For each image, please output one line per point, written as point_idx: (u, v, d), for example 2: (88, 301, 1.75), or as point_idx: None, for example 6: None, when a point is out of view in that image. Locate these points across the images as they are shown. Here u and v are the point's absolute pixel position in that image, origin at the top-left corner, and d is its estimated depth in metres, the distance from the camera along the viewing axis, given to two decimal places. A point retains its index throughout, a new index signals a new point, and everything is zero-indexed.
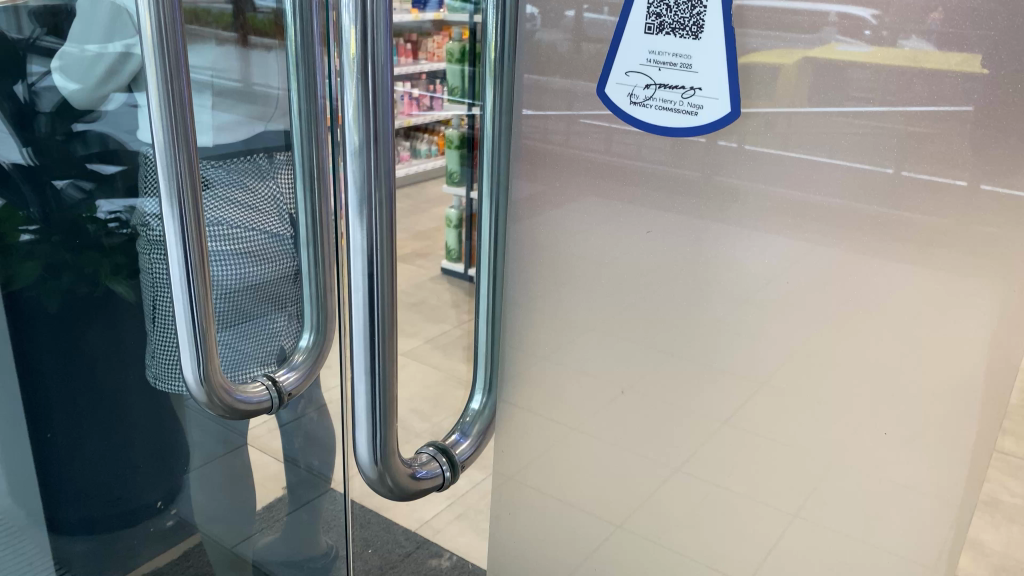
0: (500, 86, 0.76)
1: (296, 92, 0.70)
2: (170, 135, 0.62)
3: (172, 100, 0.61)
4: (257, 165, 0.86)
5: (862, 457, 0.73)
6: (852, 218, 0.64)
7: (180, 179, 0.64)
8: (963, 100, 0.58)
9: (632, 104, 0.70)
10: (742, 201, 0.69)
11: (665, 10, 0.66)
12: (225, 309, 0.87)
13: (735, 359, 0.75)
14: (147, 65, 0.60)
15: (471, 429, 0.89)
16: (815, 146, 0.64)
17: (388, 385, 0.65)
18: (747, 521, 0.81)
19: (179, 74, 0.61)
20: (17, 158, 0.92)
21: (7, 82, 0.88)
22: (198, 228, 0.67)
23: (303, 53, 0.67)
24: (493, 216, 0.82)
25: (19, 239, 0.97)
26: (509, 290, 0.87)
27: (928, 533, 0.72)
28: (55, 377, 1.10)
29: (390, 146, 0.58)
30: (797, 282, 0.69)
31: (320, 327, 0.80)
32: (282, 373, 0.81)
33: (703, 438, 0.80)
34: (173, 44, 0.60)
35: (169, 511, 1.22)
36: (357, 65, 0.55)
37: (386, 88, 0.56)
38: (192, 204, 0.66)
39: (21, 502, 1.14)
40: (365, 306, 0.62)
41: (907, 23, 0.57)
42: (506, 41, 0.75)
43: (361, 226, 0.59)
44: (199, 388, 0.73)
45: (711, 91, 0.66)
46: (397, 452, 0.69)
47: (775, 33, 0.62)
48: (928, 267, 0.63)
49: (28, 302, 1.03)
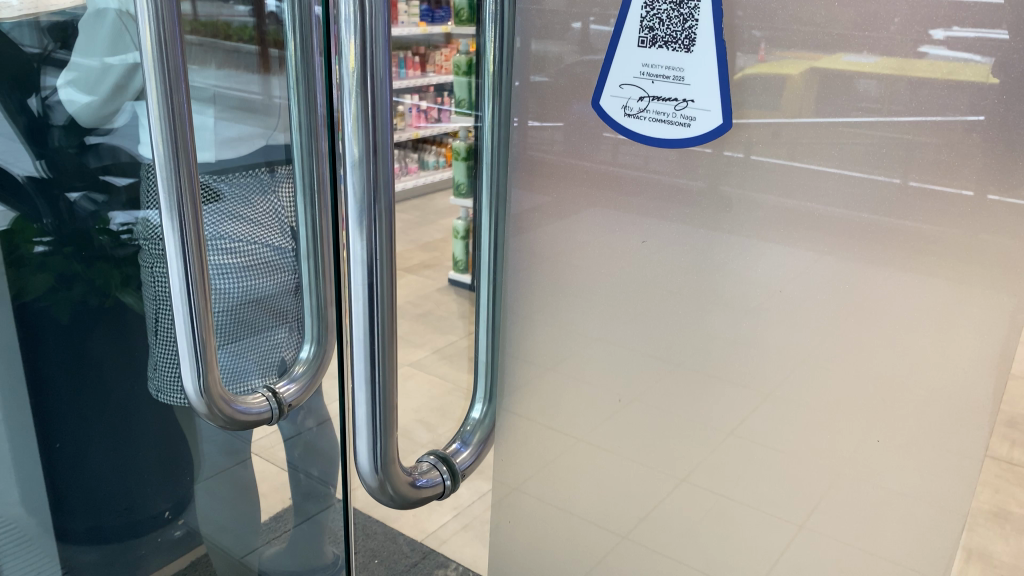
0: (500, 95, 0.77)
1: (297, 104, 0.72)
2: (170, 147, 0.63)
3: (173, 114, 0.62)
4: (258, 180, 0.84)
5: (868, 469, 0.72)
6: (857, 228, 0.65)
7: (181, 198, 0.65)
8: (973, 111, 0.58)
9: (626, 116, 0.71)
10: (739, 210, 0.69)
11: (657, 23, 0.67)
12: (226, 322, 0.84)
13: (741, 370, 0.75)
14: (148, 79, 0.61)
15: (471, 438, 0.90)
16: (819, 156, 0.64)
17: (388, 393, 0.65)
18: (751, 531, 0.82)
19: (180, 88, 0.62)
20: (32, 171, 0.96)
21: (23, 95, 0.92)
22: (199, 239, 0.67)
23: (303, 65, 0.69)
24: (492, 227, 0.83)
25: (33, 250, 1.01)
26: (509, 300, 0.88)
27: (931, 543, 0.72)
28: (64, 386, 1.12)
29: (390, 158, 0.59)
30: (800, 292, 0.69)
31: (319, 339, 0.80)
32: (281, 385, 0.82)
33: (710, 448, 0.80)
34: (174, 59, 0.61)
35: (177, 522, 1.17)
36: (356, 76, 0.56)
37: (387, 104, 0.57)
38: (194, 219, 0.67)
39: (32, 511, 1.21)
40: (365, 317, 0.62)
41: (914, 34, 0.58)
42: (504, 55, 0.75)
43: (361, 238, 0.60)
44: (200, 399, 0.74)
45: (704, 104, 0.67)
46: (397, 460, 0.70)
47: (778, 44, 0.62)
48: (933, 277, 0.63)
49: (37, 314, 1.06)
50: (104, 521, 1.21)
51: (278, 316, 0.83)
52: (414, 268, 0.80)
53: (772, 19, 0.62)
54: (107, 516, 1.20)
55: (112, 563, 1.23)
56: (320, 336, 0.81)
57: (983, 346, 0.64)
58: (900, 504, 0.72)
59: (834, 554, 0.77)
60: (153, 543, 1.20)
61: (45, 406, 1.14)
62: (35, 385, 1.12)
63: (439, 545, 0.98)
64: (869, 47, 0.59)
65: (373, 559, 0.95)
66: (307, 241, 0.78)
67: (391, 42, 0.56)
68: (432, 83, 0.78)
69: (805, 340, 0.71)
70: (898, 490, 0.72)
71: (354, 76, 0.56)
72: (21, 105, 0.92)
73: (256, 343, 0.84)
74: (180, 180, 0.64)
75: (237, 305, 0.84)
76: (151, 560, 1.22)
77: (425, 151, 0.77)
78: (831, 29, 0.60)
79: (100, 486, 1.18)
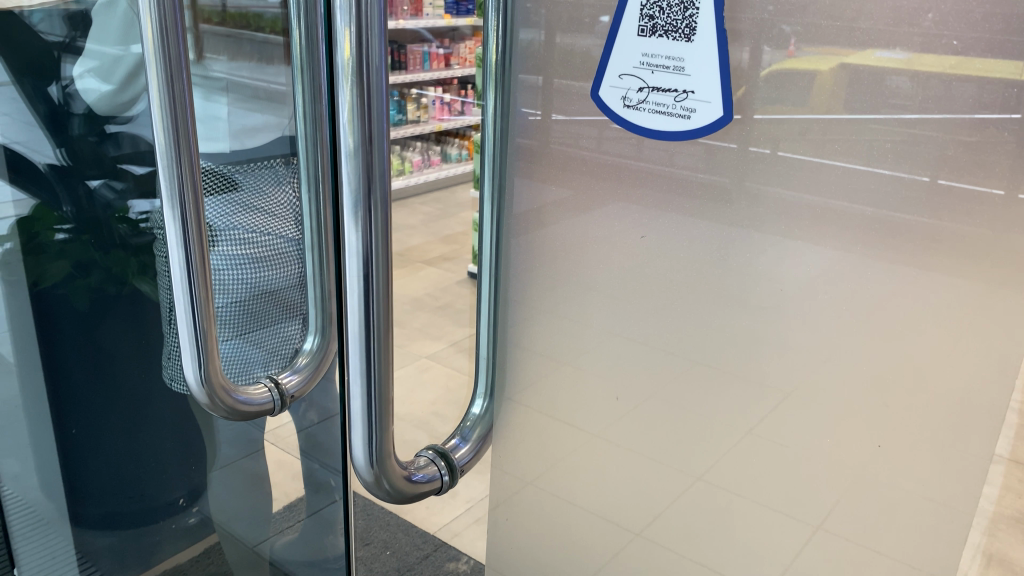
0: (501, 86, 0.78)
1: (303, 96, 0.72)
2: (170, 132, 0.63)
3: (173, 100, 0.62)
4: (274, 170, 0.83)
5: (889, 472, 0.71)
6: (885, 226, 0.63)
7: (181, 184, 0.65)
8: (1009, 109, 0.56)
9: (625, 107, 0.72)
10: (765, 205, 0.68)
11: (657, 11, 0.67)
12: (237, 315, 0.84)
13: (761, 368, 0.74)
14: (148, 64, 0.61)
15: (471, 434, 0.91)
16: (849, 153, 0.63)
17: (384, 387, 0.65)
18: (757, 529, 0.81)
19: (181, 74, 0.62)
20: (51, 158, 0.96)
21: (43, 83, 0.92)
22: (199, 224, 0.67)
23: (308, 57, 0.69)
24: (493, 221, 0.84)
25: (54, 237, 1.02)
26: (510, 290, 0.89)
27: (939, 549, 0.71)
28: (81, 372, 1.12)
29: (386, 146, 0.58)
30: (823, 290, 0.68)
31: (324, 331, 0.82)
32: (284, 376, 0.84)
33: (727, 447, 0.79)
34: (177, 48, 0.61)
35: (192, 509, 1.18)
36: (351, 63, 0.55)
37: (381, 94, 0.56)
38: (194, 206, 0.66)
39: (50, 496, 1.23)
40: (361, 309, 0.62)
41: (951, 29, 0.56)
42: (506, 46, 0.77)
43: (357, 229, 0.59)
44: (200, 388, 0.75)
45: (703, 95, 0.67)
46: (392, 455, 0.69)
47: (812, 39, 0.61)
48: (961, 279, 0.62)
49: (57, 299, 1.07)
50: (117, 507, 1.21)
51: (284, 308, 0.84)
52: (434, 260, 0.81)
53: (803, 13, 0.60)
54: (122, 503, 1.21)
55: (128, 547, 1.24)
56: (322, 326, 0.82)
57: (1011, 350, 0.62)
58: (920, 509, 0.71)
59: (851, 558, 0.76)
60: (168, 529, 1.21)
61: (61, 393, 1.15)
62: (52, 370, 1.13)
63: (452, 536, 0.98)
64: (902, 44, 0.58)
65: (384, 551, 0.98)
66: (313, 233, 0.78)
67: (387, 32, 0.56)
68: (455, 76, 0.76)
69: (828, 340, 0.70)
70: (908, 494, 0.71)
71: (349, 65, 0.55)
72: (41, 93, 0.93)
73: (263, 334, 0.85)
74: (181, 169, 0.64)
75: (245, 298, 0.85)
76: (166, 546, 1.23)
77: (448, 144, 0.77)
78: (864, 23, 0.58)
79: (116, 473, 1.19)
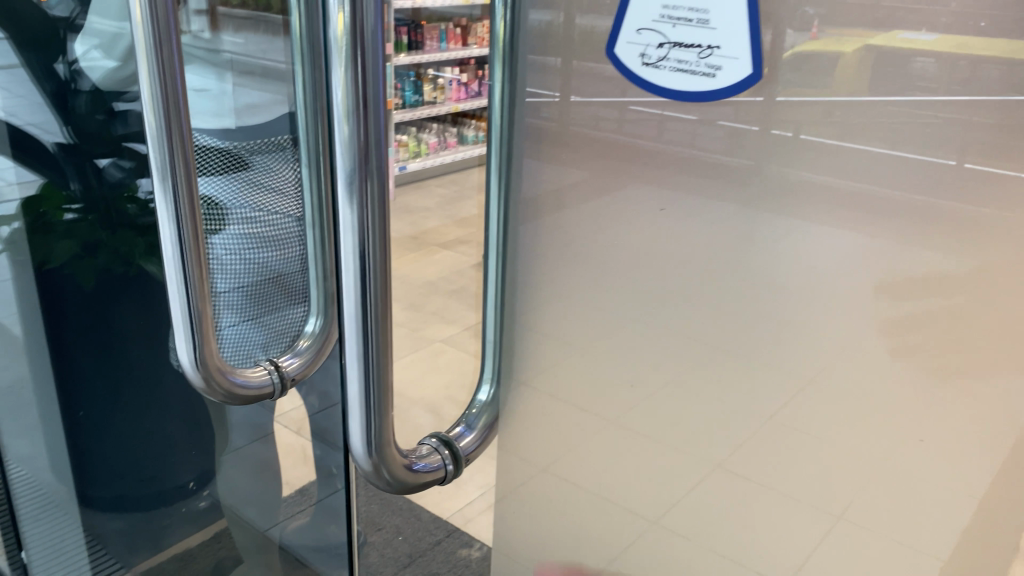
0: (508, 63, 0.76)
1: (303, 73, 0.70)
2: (161, 103, 0.56)
3: (163, 68, 0.55)
4: (282, 151, 0.81)
5: (912, 468, 0.68)
6: (913, 212, 0.60)
7: (173, 158, 0.58)
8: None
9: (643, 65, 0.68)
10: (788, 189, 0.65)
11: None
12: (239, 295, 0.83)
13: (782, 356, 0.72)
14: (135, 29, 0.54)
15: (476, 422, 0.91)
16: (876, 136, 0.59)
17: (382, 373, 0.63)
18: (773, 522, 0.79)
19: (171, 42, 0.55)
20: (60, 136, 0.94)
21: (49, 58, 0.89)
22: (192, 202, 0.60)
23: (308, 32, 0.67)
24: (502, 199, 0.83)
25: (62, 217, 0.98)
26: (518, 272, 0.87)
27: (961, 548, 0.68)
28: (87, 355, 1.08)
29: (381, 115, 0.55)
30: (848, 275, 0.65)
31: (325, 313, 0.77)
32: (284, 359, 0.76)
33: (745, 437, 0.77)
34: (166, 17, 0.54)
35: (202, 493, 1.19)
36: (343, 36, 0.52)
37: (376, 69, 0.54)
38: (188, 180, 0.60)
39: (63, 479, 1.17)
40: (358, 289, 0.60)
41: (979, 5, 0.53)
42: (513, 22, 0.75)
43: (353, 205, 0.56)
44: (195, 372, 0.66)
45: (730, 51, 0.64)
46: (392, 443, 0.67)
47: (841, 18, 0.58)
48: (992, 266, 0.58)
49: (61, 281, 1.03)
50: (129, 490, 1.19)
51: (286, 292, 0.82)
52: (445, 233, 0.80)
53: None
54: (133, 485, 1.19)
55: (136, 533, 1.22)
56: (325, 307, 0.77)
57: None
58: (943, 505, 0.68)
59: (871, 552, 0.73)
60: (180, 513, 1.21)
61: (70, 380, 1.10)
62: (57, 352, 1.07)
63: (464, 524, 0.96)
64: (928, 24, 0.55)
65: (394, 529, 1.04)
66: (313, 211, 0.75)
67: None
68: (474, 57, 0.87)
69: (850, 330, 0.67)
70: (932, 490, 0.68)
71: (342, 41, 0.52)
72: (48, 70, 0.89)
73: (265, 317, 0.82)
74: (173, 144, 0.57)
75: (246, 279, 0.84)
76: (176, 530, 1.22)
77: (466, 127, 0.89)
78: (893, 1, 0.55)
79: (126, 456, 1.16)
